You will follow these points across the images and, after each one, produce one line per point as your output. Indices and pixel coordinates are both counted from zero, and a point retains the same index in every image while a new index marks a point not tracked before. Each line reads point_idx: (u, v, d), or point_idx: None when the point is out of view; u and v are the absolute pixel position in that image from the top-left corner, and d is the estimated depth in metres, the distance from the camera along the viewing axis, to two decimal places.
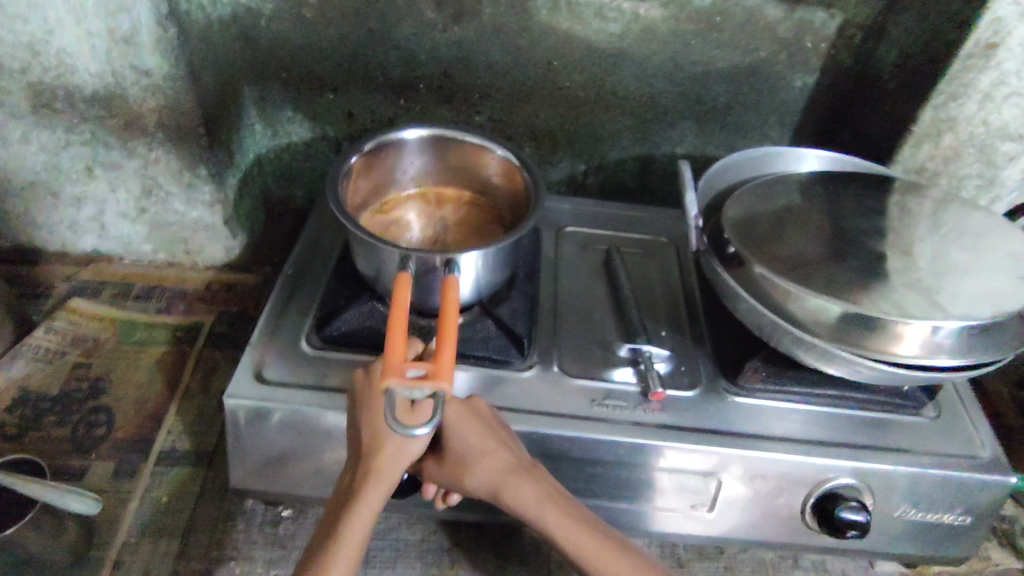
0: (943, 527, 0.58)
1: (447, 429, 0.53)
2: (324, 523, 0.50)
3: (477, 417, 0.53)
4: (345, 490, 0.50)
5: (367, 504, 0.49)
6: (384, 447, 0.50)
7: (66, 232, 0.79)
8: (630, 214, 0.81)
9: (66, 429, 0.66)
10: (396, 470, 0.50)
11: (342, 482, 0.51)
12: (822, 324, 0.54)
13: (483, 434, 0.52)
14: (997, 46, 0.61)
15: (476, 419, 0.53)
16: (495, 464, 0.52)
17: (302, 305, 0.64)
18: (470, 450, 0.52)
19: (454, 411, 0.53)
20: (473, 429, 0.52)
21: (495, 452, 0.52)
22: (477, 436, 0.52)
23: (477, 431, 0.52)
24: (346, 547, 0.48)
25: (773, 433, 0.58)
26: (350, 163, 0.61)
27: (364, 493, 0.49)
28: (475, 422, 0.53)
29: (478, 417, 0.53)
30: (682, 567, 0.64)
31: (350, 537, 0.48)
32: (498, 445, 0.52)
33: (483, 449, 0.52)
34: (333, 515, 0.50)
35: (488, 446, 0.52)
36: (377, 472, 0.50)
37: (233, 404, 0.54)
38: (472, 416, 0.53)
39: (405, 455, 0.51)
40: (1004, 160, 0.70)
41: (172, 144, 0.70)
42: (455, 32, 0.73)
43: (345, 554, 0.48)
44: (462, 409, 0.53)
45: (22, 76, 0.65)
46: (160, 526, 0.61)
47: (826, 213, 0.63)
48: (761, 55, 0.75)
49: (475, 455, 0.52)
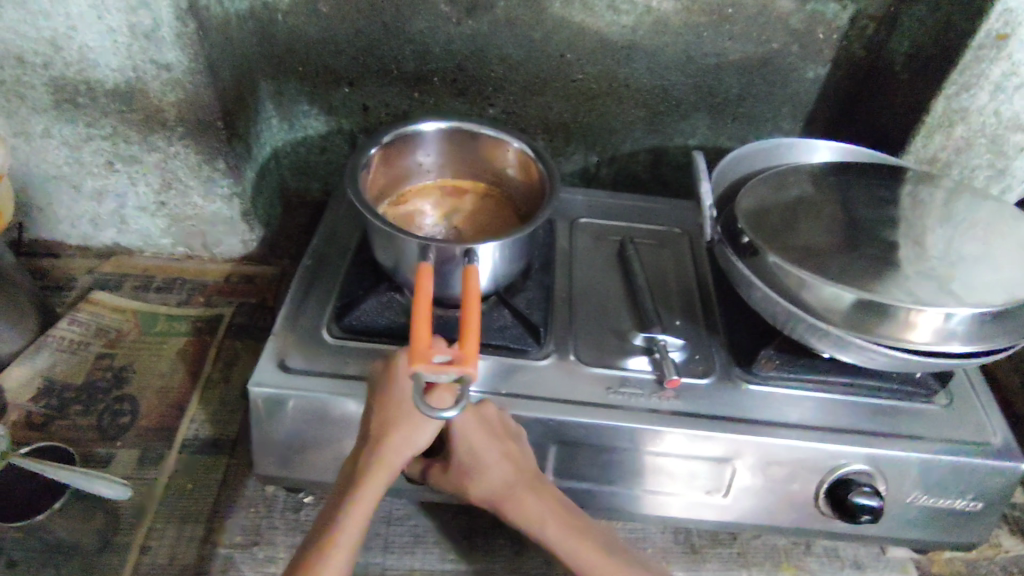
0: (954, 513, 0.59)
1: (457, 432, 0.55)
2: (327, 506, 0.51)
3: (486, 425, 0.54)
4: (349, 475, 0.52)
5: (370, 491, 0.50)
6: (391, 437, 0.52)
7: (87, 225, 0.80)
8: (643, 205, 0.82)
9: (92, 418, 0.68)
10: (400, 460, 0.52)
11: (346, 467, 0.53)
12: (836, 312, 0.54)
13: (495, 446, 0.54)
14: (1009, 36, 0.62)
15: (489, 430, 0.54)
16: (504, 475, 0.54)
17: (321, 295, 0.65)
18: (480, 459, 0.54)
19: (469, 421, 0.55)
20: (485, 439, 0.54)
21: (504, 464, 0.54)
22: (488, 447, 0.54)
23: (489, 442, 0.54)
24: (347, 533, 0.49)
25: (786, 419, 0.59)
26: (370, 154, 0.62)
27: (369, 479, 0.51)
28: (484, 431, 0.54)
29: (491, 429, 0.54)
30: (696, 553, 0.65)
31: (352, 522, 0.49)
32: (509, 458, 0.54)
33: (493, 461, 0.54)
34: (337, 500, 0.51)
35: (499, 458, 0.54)
36: (380, 463, 0.51)
37: (257, 392, 0.55)
38: (486, 428, 0.54)
39: (410, 446, 0.53)
40: (1016, 150, 0.70)
41: (191, 138, 0.71)
42: (469, 25, 0.74)
43: (346, 538, 0.49)
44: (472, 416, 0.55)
45: (45, 72, 0.66)
46: (185, 511, 0.62)
47: (838, 203, 0.64)
48: (772, 47, 0.76)
49: (485, 466, 0.54)
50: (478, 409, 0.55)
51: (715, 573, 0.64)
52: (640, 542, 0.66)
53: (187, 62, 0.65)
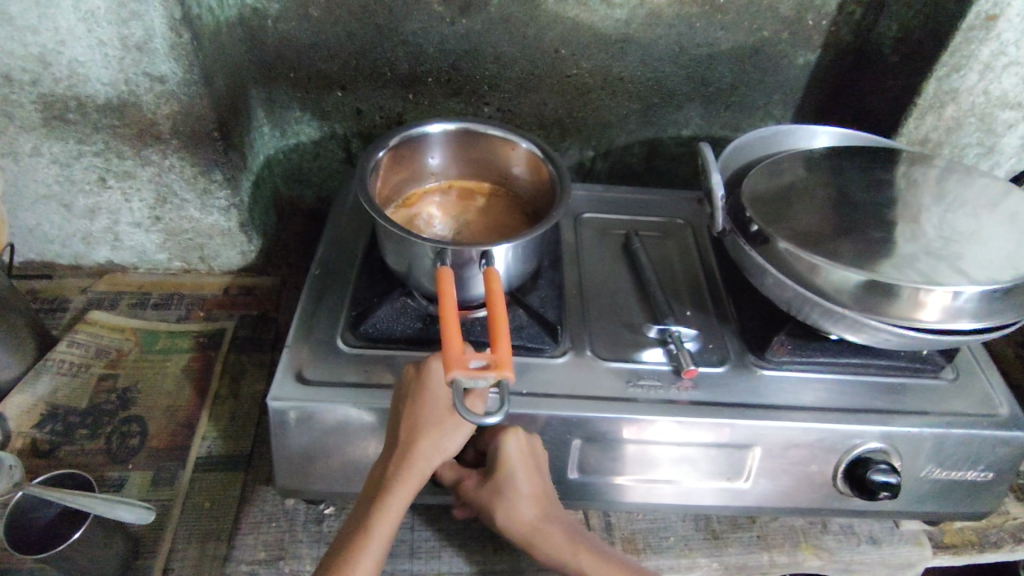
0: (966, 484, 0.61)
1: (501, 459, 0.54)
2: (356, 510, 0.51)
3: (532, 457, 0.55)
4: (376, 480, 0.51)
5: (398, 499, 0.50)
6: (418, 444, 0.51)
7: (80, 243, 0.78)
8: (642, 197, 0.83)
9: (100, 441, 0.66)
10: (428, 467, 0.51)
11: (373, 472, 0.52)
12: (847, 295, 0.55)
13: (534, 478, 0.55)
14: (998, 17, 0.63)
15: (532, 462, 0.55)
16: (532, 507, 0.55)
17: (332, 304, 0.64)
18: (518, 487, 0.55)
19: (516, 452, 0.54)
20: (527, 470, 0.55)
21: (537, 495, 0.55)
22: (528, 479, 0.54)
23: (529, 474, 0.55)
24: (376, 539, 0.49)
25: (802, 402, 0.60)
26: (377, 158, 0.62)
27: (398, 487, 0.50)
28: (529, 463, 0.55)
29: (532, 462, 0.55)
30: (717, 539, 0.66)
31: (380, 529, 0.49)
32: (540, 489, 0.55)
33: (528, 492, 0.55)
34: (365, 506, 0.51)
35: (534, 489, 0.55)
36: (410, 469, 0.51)
37: (276, 406, 0.54)
38: (527, 459, 0.55)
39: (439, 452, 0.52)
40: (1004, 127, 0.73)
41: (186, 150, 0.69)
42: (463, 24, 0.73)
43: (374, 545, 0.49)
44: (520, 446, 0.55)
45: (33, 88, 0.64)
46: (205, 529, 0.61)
47: (840, 186, 0.65)
48: (764, 34, 0.77)
49: (520, 497, 0.55)
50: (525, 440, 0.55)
51: (738, 557, 0.65)
52: (661, 531, 0.66)
53: (181, 73, 0.63)
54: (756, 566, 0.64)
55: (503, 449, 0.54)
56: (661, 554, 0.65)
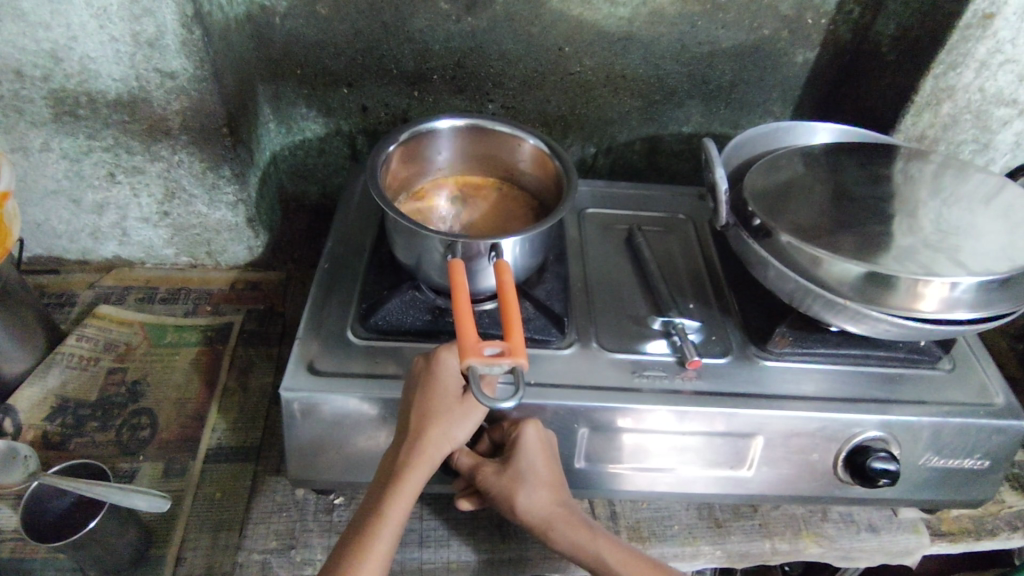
0: (963, 472, 0.62)
1: (519, 445, 0.55)
2: (369, 497, 0.52)
3: (547, 444, 0.56)
4: (388, 468, 0.52)
5: (410, 485, 0.51)
6: (428, 432, 0.52)
7: (88, 239, 0.79)
8: (645, 193, 0.84)
9: (110, 434, 0.67)
10: (438, 455, 0.52)
11: (385, 459, 0.53)
12: (849, 286, 0.56)
13: (549, 465, 0.56)
14: (994, 16, 0.64)
15: (547, 448, 0.56)
16: (548, 493, 0.57)
17: (342, 298, 0.65)
18: (535, 474, 0.56)
19: (532, 438, 0.56)
20: (543, 455, 0.56)
21: (548, 481, 0.57)
22: (545, 466, 0.56)
23: (545, 461, 0.56)
24: (389, 526, 0.50)
25: (803, 392, 0.61)
26: (389, 150, 0.63)
27: (409, 474, 0.51)
28: (544, 450, 0.56)
29: (547, 449, 0.56)
30: (719, 528, 0.67)
31: (394, 514, 0.50)
32: (551, 476, 0.57)
33: (545, 478, 0.56)
34: (377, 493, 0.51)
35: (546, 476, 0.56)
36: (421, 456, 0.51)
37: (289, 396, 0.55)
38: (544, 447, 0.56)
39: (448, 441, 0.53)
40: (999, 125, 0.74)
41: (196, 146, 0.70)
42: (468, 22, 0.74)
43: (388, 531, 0.50)
44: (536, 433, 0.56)
45: (45, 84, 0.65)
46: (218, 520, 0.62)
47: (839, 179, 0.66)
48: (764, 33, 0.78)
49: (536, 483, 0.56)
50: (537, 427, 0.56)
51: (740, 545, 0.66)
52: (665, 520, 0.67)
53: (192, 69, 0.64)
54: (757, 554, 0.66)
55: (522, 438, 0.55)
56: (665, 542, 0.66)
